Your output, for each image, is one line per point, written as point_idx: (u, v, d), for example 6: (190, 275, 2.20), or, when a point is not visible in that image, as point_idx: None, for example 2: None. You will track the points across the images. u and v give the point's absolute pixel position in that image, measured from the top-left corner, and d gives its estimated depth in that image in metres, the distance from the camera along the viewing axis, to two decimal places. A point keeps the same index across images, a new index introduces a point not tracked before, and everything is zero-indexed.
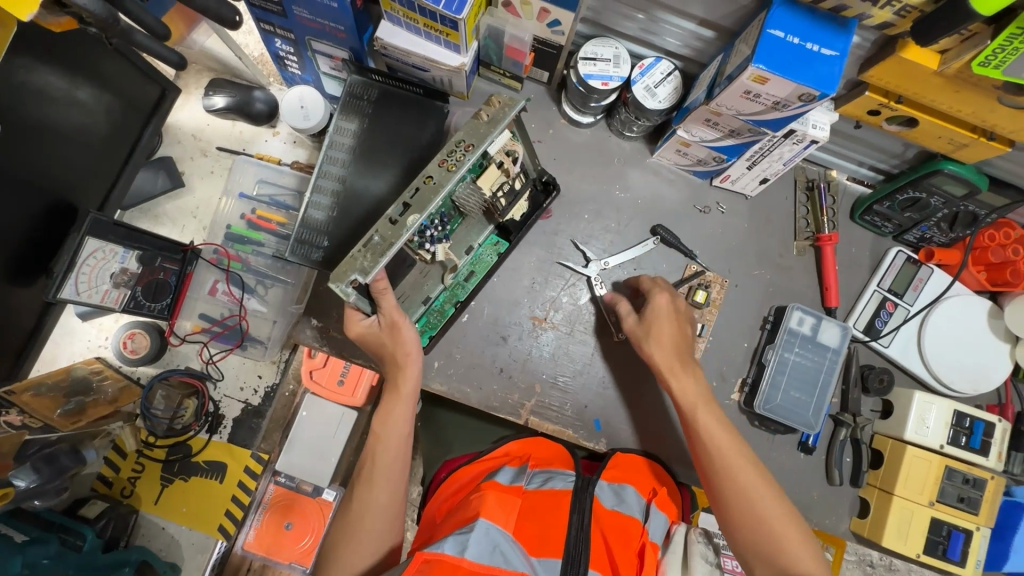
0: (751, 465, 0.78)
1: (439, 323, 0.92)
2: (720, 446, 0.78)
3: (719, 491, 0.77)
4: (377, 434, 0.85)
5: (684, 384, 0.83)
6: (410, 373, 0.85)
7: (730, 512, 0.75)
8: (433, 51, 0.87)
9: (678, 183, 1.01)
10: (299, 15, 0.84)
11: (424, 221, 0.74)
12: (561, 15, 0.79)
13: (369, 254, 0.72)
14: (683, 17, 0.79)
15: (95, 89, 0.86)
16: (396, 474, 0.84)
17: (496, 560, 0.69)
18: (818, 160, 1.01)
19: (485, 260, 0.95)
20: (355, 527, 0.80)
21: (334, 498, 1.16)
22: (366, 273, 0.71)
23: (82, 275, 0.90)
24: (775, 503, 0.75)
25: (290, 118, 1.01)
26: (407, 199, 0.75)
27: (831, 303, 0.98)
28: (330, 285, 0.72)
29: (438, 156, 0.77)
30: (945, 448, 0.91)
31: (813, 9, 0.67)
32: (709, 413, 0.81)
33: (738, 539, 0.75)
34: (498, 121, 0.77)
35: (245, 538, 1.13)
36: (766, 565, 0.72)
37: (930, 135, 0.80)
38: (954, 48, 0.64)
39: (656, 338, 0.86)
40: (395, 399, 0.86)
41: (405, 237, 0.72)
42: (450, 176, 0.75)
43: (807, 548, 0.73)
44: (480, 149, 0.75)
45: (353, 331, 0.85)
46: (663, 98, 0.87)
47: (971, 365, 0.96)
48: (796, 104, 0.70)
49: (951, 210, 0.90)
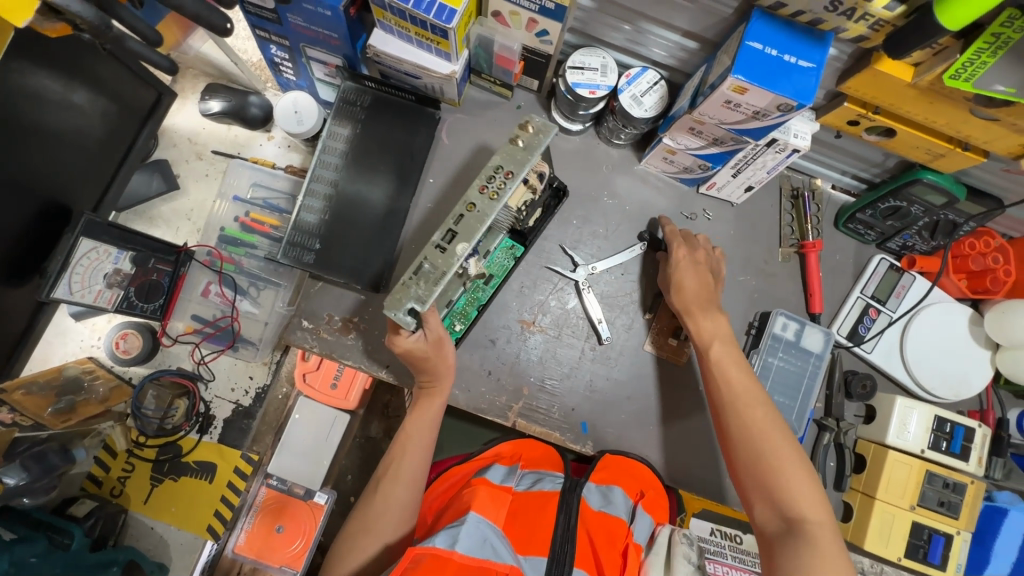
0: (762, 406, 0.81)
1: (463, 324, 0.94)
2: (732, 387, 0.83)
3: (727, 430, 0.81)
4: (407, 433, 0.89)
5: (703, 328, 0.89)
6: (447, 381, 0.89)
7: (737, 449, 0.79)
8: (424, 59, 0.88)
9: (666, 190, 1.03)
10: (294, 22, 0.86)
11: (471, 249, 0.76)
12: (548, 25, 0.81)
13: (422, 282, 0.75)
14: (667, 28, 0.81)
15: (91, 93, 0.87)
16: (418, 472, 0.87)
17: (486, 552, 0.72)
18: (802, 169, 1.04)
19: (500, 263, 0.96)
20: (375, 517, 0.84)
21: (327, 500, 1.13)
22: (423, 301, 0.74)
23: (76, 275, 0.92)
24: (780, 441, 0.77)
25: (284, 123, 1.02)
26: (452, 225, 0.77)
27: (815, 309, 1.00)
28: (386, 313, 0.74)
29: (478, 181, 0.78)
30: (926, 453, 0.92)
31: (791, 23, 0.69)
32: (728, 357, 0.86)
33: (742, 476, 0.78)
34: (535, 148, 0.80)
35: (236, 540, 1.11)
36: (765, 500, 0.75)
37: (908, 146, 0.82)
38: (927, 61, 0.66)
39: (677, 288, 0.91)
40: (428, 401, 0.90)
41: (458, 266, 0.75)
42: (493, 205, 0.77)
43: (810, 488, 0.74)
44: (520, 177, 0.78)
45: (397, 346, 0.83)
46: (649, 107, 0.89)
47: (952, 370, 0.98)
48: (775, 114, 0.71)
49: (932, 218, 0.92)
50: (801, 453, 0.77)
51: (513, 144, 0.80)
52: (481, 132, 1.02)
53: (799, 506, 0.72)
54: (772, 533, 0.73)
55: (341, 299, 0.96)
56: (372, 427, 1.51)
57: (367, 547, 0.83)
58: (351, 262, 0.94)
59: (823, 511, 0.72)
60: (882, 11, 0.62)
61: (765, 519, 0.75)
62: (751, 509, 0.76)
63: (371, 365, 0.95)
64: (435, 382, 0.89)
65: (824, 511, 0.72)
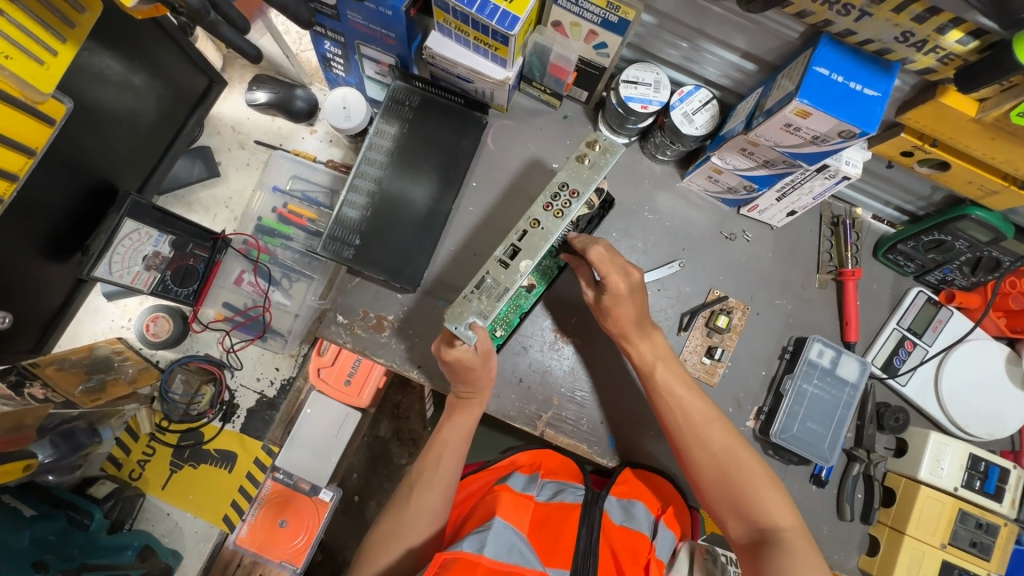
0: (716, 424, 0.86)
1: (504, 331, 0.95)
2: (685, 410, 0.87)
3: (686, 453, 0.86)
4: (443, 439, 0.90)
5: (642, 351, 0.89)
6: (484, 394, 0.90)
7: (701, 472, 0.85)
8: (479, 64, 0.89)
9: (706, 209, 1.03)
10: (353, 19, 0.87)
11: (533, 266, 0.78)
12: (608, 37, 0.82)
13: (483, 296, 0.77)
14: (725, 48, 0.82)
15: (149, 76, 0.88)
16: (452, 478, 0.87)
17: (515, 557, 0.72)
18: (844, 197, 1.03)
19: (543, 267, 0.95)
20: (405, 522, 0.83)
21: (332, 498, 1.13)
22: (485, 316, 0.76)
23: (116, 256, 0.92)
24: (741, 459, 0.84)
25: (332, 117, 1.03)
26: (515, 241, 0.78)
27: (850, 338, 0.99)
28: (448, 325, 0.75)
29: (542, 198, 0.79)
30: (960, 491, 0.91)
31: (857, 51, 0.69)
32: (672, 377, 0.89)
33: (711, 495, 0.85)
34: (601, 167, 0.80)
35: (237, 533, 1.09)
36: (738, 517, 0.83)
37: (960, 180, 0.81)
38: (994, 97, 0.66)
39: (614, 316, 0.88)
40: (465, 411, 0.90)
41: (523, 283, 0.77)
42: (558, 223, 0.78)
43: (776, 497, 0.82)
44: (585, 197, 0.79)
45: (446, 356, 0.81)
46: (700, 125, 0.89)
47: (987, 409, 0.97)
48: (835, 140, 0.71)
49: (975, 254, 0.91)
50: (759, 463, 0.85)
51: (578, 162, 0.81)
52: (526, 139, 1.03)
53: (771, 518, 0.81)
54: (748, 543, 0.82)
55: (378, 296, 0.96)
56: (382, 427, 1.51)
57: (393, 552, 0.82)
58: (390, 260, 0.94)
59: (788, 514, 0.81)
60: (955, 45, 0.62)
61: (740, 532, 0.83)
62: (725, 525, 0.85)
63: (404, 364, 0.95)
64: (473, 394, 0.89)
65: (792, 516, 0.81)
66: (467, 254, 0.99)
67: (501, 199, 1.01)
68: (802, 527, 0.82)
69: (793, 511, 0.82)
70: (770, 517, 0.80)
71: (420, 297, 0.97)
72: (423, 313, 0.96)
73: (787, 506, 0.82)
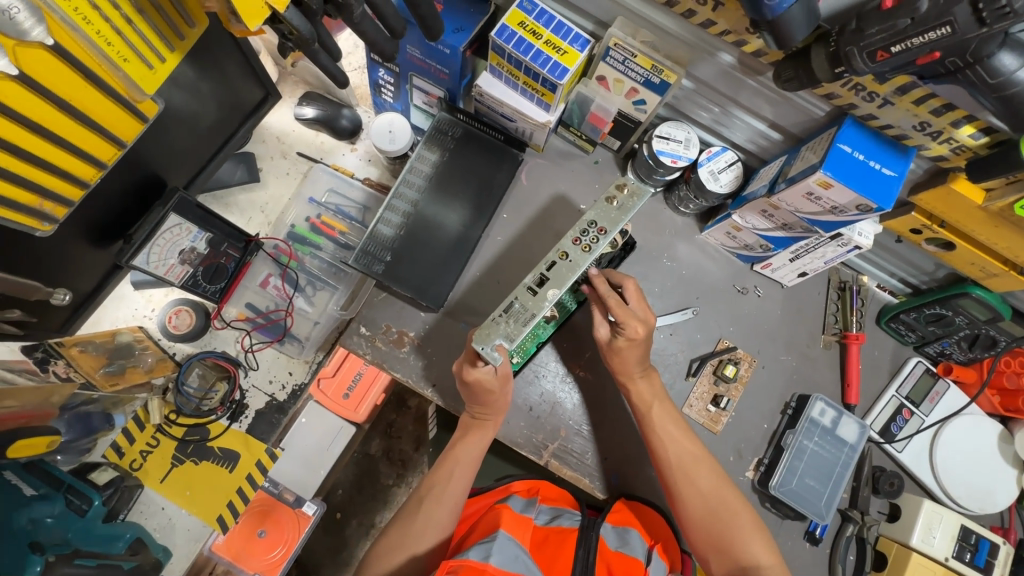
0: (703, 464, 0.89)
1: (520, 358, 0.98)
2: (677, 447, 0.90)
3: (675, 490, 0.89)
4: (455, 456, 0.91)
5: (641, 390, 0.92)
6: (499, 417, 0.92)
7: (689, 510, 0.88)
8: (523, 105, 0.95)
9: (721, 261, 1.08)
10: (412, 54, 0.94)
11: (560, 295, 0.81)
12: (647, 95, 0.89)
13: (511, 320, 0.80)
14: (754, 117, 0.88)
15: (214, 84, 0.93)
16: (460, 496, 0.88)
17: (519, 567, 0.73)
18: (852, 264, 1.08)
19: (566, 306, 0.99)
20: (408, 535, 0.84)
21: (313, 512, 1.18)
22: (512, 338, 0.79)
23: (155, 248, 0.97)
24: (727, 498, 0.88)
25: (377, 139, 1.08)
26: (544, 271, 0.82)
27: (850, 400, 1.03)
28: (475, 346, 0.79)
29: (572, 232, 0.84)
30: (950, 561, 0.94)
31: (878, 134, 0.76)
32: (667, 417, 0.91)
33: (696, 532, 0.88)
34: (628, 210, 0.85)
35: (214, 540, 1.10)
36: (721, 555, 0.86)
37: (964, 261, 0.87)
38: (999, 189, 0.72)
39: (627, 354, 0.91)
40: (478, 433, 0.92)
41: (548, 311, 0.80)
42: (585, 257, 0.82)
43: (758, 536, 0.86)
44: (613, 236, 0.83)
45: (468, 376, 0.84)
46: (724, 184, 0.95)
47: (979, 483, 1.00)
48: (852, 212, 0.77)
49: (974, 330, 0.96)
50: (744, 503, 0.89)
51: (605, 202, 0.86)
52: (557, 179, 1.09)
53: (754, 557, 0.84)
54: None
55: (402, 312, 1.00)
56: (373, 445, 1.51)
57: (392, 563, 0.83)
58: (417, 279, 0.97)
59: (769, 552, 0.85)
60: (967, 138, 0.69)
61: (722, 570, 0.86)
62: (708, 563, 0.88)
63: (419, 381, 0.98)
64: (489, 415, 0.91)
65: (772, 555, 0.85)
66: (491, 281, 1.03)
67: (528, 232, 1.06)
68: (781, 565, 0.85)
69: (773, 550, 0.86)
70: (752, 555, 0.84)
71: (442, 317, 1.00)
72: (444, 334, 0.99)
73: (767, 545, 0.86)
